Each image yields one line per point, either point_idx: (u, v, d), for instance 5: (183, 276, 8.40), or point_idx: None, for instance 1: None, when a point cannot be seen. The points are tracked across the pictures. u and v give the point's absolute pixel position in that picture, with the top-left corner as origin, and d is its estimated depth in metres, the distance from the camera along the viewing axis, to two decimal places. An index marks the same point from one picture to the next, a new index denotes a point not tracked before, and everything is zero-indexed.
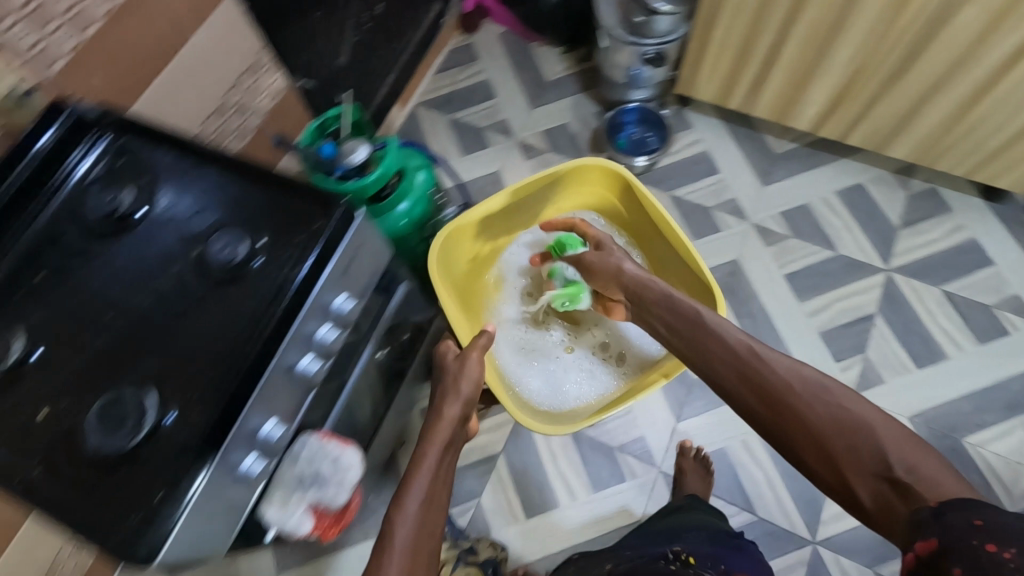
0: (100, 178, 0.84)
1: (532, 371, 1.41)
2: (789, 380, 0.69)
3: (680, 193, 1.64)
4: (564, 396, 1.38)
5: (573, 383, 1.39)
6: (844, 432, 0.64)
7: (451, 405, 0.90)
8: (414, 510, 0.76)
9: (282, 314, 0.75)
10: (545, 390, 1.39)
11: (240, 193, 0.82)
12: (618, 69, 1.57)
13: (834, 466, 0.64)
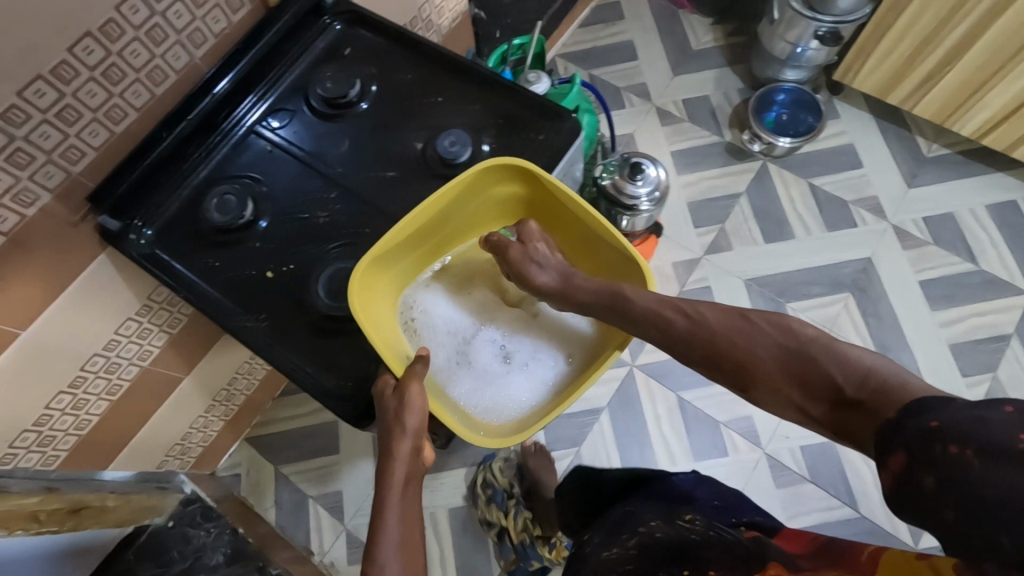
0: (334, 65, 0.87)
1: (473, 363, 0.95)
2: (711, 333, 0.67)
3: (818, 182, 1.60)
4: (517, 395, 0.93)
5: (499, 383, 0.94)
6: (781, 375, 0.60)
7: (405, 435, 0.70)
8: (394, 487, 0.67)
9: None
10: (494, 393, 0.94)
11: (467, 97, 0.85)
12: (784, 44, 1.53)
13: (770, 388, 0.61)
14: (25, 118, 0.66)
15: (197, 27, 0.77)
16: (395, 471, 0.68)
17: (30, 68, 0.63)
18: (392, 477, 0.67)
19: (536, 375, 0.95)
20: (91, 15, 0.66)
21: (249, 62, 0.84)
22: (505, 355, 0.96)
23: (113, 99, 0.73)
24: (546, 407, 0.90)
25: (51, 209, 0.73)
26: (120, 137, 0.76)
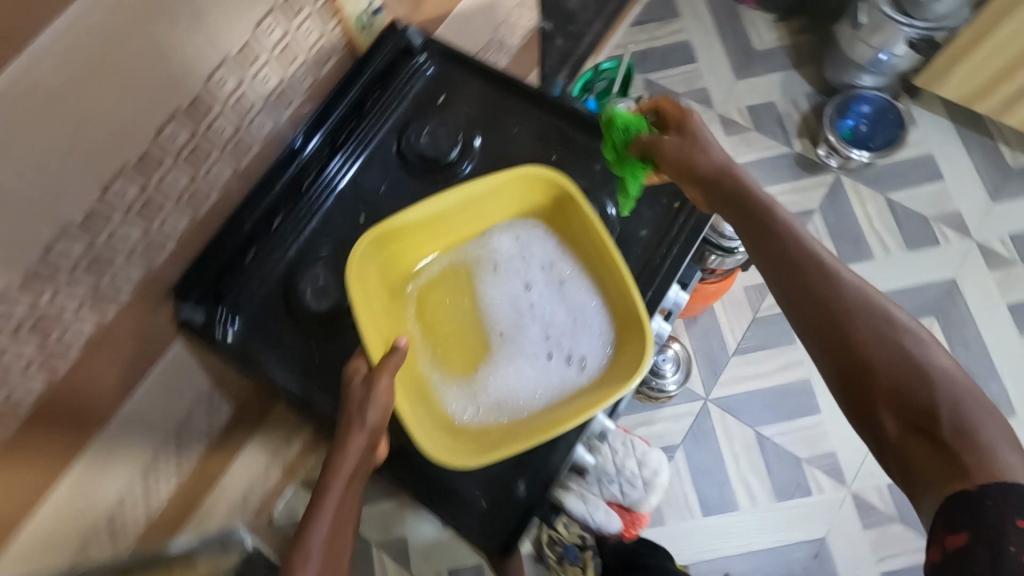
0: (431, 116, 0.76)
1: (465, 345, 0.70)
2: (826, 271, 0.56)
3: (896, 197, 1.50)
4: (513, 395, 0.68)
5: (496, 377, 0.68)
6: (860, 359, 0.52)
7: (359, 430, 0.58)
8: (336, 491, 0.58)
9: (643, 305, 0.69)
10: (487, 389, 0.68)
11: (588, 155, 0.75)
12: (867, 50, 1.42)
13: (871, 390, 0.52)
14: (106, 222, 0.57)
15: (285, 87, 0.68)
16: (343, 468, 0.58)
17: (116, 163, 0.55)
18: (337, 469, 0.58)
19: (548, 371, 0.68)
20: (178, 95, 0.57)
21: (336, 121, 0.75)
22: (513, 337, 0.70)
23: (197, 181, 0.64)
24: (546, 418, 0.64)
25: (131, 307, 0.65)
26: (202, 219, 0.67)
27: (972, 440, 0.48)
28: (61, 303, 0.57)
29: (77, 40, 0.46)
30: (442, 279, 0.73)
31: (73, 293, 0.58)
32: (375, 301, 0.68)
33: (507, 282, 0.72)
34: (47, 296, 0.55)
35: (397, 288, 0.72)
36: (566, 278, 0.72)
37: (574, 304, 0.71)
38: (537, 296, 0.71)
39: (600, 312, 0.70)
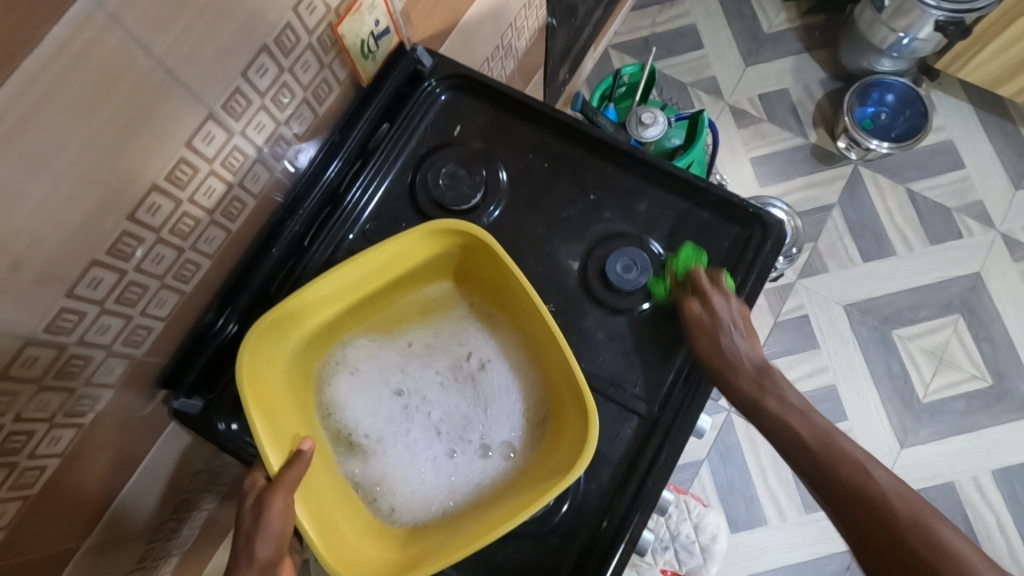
0: (446, 154, 0.66)
1: (362, 440, 0.61)
2: (805, 404, 0.54)
3: (917, 188, 1.44)
4: (432, 490, 0.61)
5: (402, 476, 0.61)
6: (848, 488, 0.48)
7: (247, 572, 0.49)
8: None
9: (696, 365, 0.61)
10: (390, 490, 0.61)
11: (632, 189, 0.65)
12: (890, 33, 1.33)
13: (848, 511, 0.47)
14: (78, 319, 0.47)
15: (281, 134, 0.58)
16: None
17: (85, 254, 0.45)
18: None
19: (459, 468, 0.61)
20: (154, 163, 0.46)
21: (339, 166, 0.65)
22: (417, 430, 0.62)
23: (185, 255, 0.54)
24: (462, 525, 0.57)
25: (115, 406, 0.55)
26: (192, 295, 0.57)
27: (944, 563, 0.42)
28: (29, 420, 0.47)
29: (21, 121, 0.36)
30: (341, 360, 0.63)
31: (42, 407, 0.48)
32: (275, 391, 0.57)
33: (407, 365, 0.63)
34: (10, 417, 0.46)
35: (301, 367, 0.61)
36: (475, 356, 0.64)
37: (485, 386, 0.63)
38: (441, 378, 0.63)
39: (524, 382, 0.64)
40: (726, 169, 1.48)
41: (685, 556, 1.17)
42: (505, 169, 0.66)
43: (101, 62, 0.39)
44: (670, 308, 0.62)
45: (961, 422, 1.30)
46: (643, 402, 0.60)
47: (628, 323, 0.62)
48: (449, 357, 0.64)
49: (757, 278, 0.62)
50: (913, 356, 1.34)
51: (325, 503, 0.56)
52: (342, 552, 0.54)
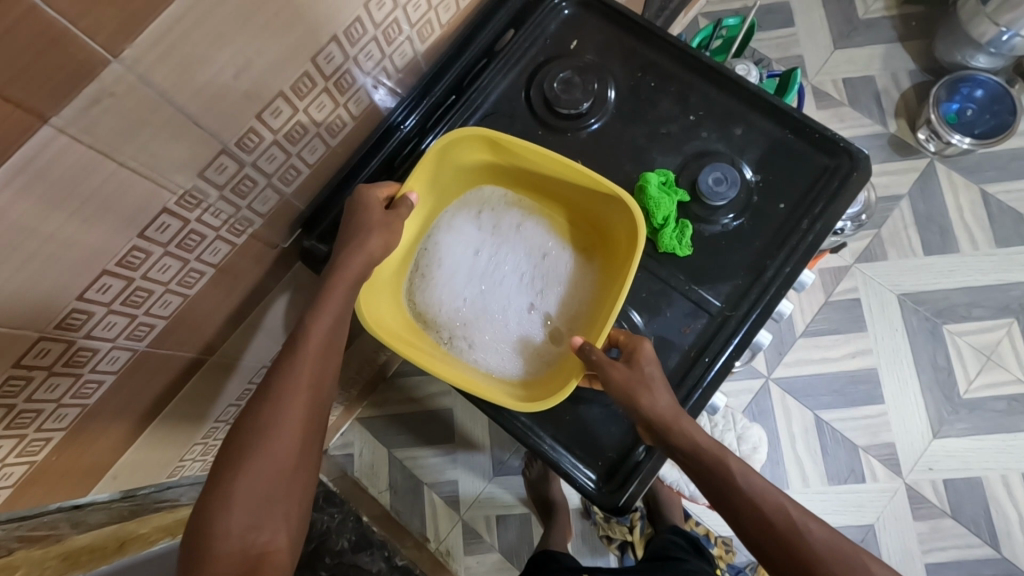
0: (561, 63, 0.72)
1: (430, 282, 0.67)
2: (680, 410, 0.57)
3: (992, 189, 1.43)
4: (475, 340, 0.65)
5: (471, 306, 0.66)
6: (782, 534, 0.51)
7: None
8: None
9: (753, 279, 0.66)
10: (435, 297, 0.66)
11: (730, 116, 0.70)
12: (991, 28, 1.33)
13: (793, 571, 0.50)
14: (257, 142, 0.55)
15: (429, 18, 0.64)
16: None
17: (277, 84, 0.52)
18: None
19: (482, 344, 0.65)
20: (338, 16, 0.53)
21: (466, 62, 0.71)
22: (486, 289, 0.67)
23: (338, 110, 0.61)
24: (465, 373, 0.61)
25: (260, 235, 0.64)
26: (334, 149, 0.65)
27: None
28: (205, 224, 0.56)
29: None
30: (454, 206, 0.68)
31: (215, 216, 0.56)
32: (429, 183, 0.63)
33: (501, 232, 0.68)
34: (195, 216, 0.54)
35: (455, 179, 0.66)
36: (548, 284, 0.67)
37: (543, 307, 0.67)
38: (517, 278, 0.67)
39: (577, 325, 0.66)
40: None
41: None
42: (614, 86, 0.72)
43: None
44: (748, 224, 0.67)
45: (1000, 422, 1.32)
46: (717, 304, 0.66)
47: (710, 233, 0.68)
48: (538, 257, 0.68)
49: (836, 207, 0.66)
50: (960, 352, 1.35)
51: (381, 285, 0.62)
52: (382, 314, 0.61)
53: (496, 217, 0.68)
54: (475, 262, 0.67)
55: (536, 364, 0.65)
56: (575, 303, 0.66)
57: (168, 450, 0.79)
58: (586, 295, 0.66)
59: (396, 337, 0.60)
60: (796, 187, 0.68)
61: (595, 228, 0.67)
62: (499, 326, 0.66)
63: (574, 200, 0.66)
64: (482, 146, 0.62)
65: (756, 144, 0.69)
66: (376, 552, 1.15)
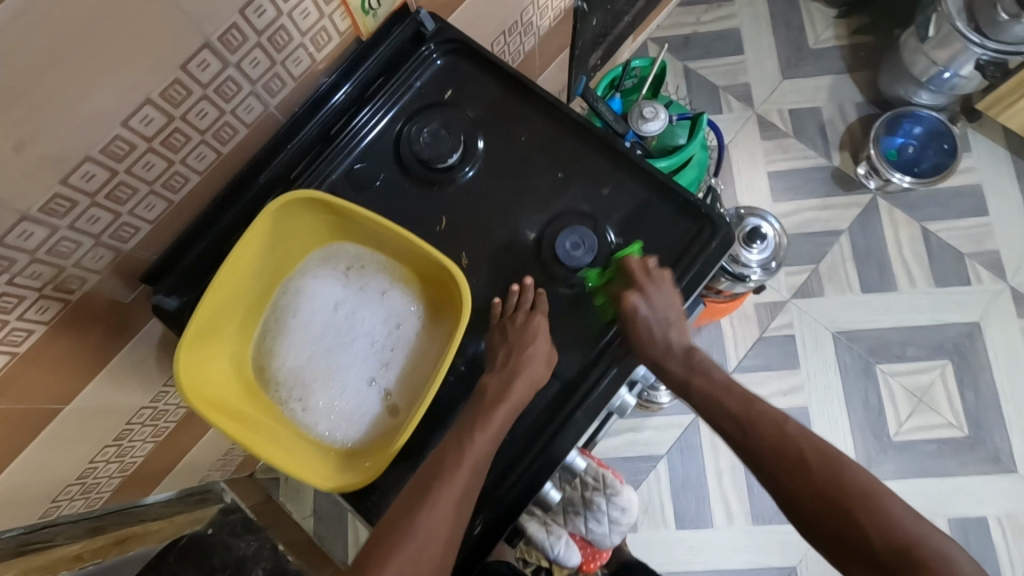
0: (432, 115, 0.71)
1: (276, 340, 0.65)
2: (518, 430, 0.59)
3: (933, 226, 1.41)
4: (312, 404, 0.64)
5: (315, 368, 0.64)
6: (830, 493, 0.54)
7: None
8: None
9: (607, 343, 0.66)
10: (282, 357, 0.65)
11: (599, 176, 0.70)
12: (929, 66, 1.32)
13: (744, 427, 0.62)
14: (70, 205, 0.53)
15: (276, 72, 0.61)
16: None
17: (79, 150, 0.50)
18: None
19: (318, 407, 0.63)
20: (146, 80, 0.51)
21: (333, 109, 0.69)
22: (333, 349, 0.65)
23: (174, 167, 0.59)
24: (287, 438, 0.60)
25: (99, 290, 0.62)
26: (180, 205, 0.63)
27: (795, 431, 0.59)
28: (20, 286, 0.54)
29: (45, 18, 0.41)
30: (316, 261, 0.66)
31: (32, 277, 0.54)
32: (273, 243, 0.61)
33: (362, 294, 0.66)
34: (4, 279, 0.52)
35: (308, 237, 0.64)
36: (397, 351, 0.65)
37: (385, 377, 0.65)
38: (365, 341, 0.65)
39: (416, 395, 0.64)
40: (743, 178, 1.47)
41: (593, 525, 0.85)
42: (484, 138, 0.71)
43: (41, 41, 0.42)
44: (613, 286, 0.67)
45: (930, 465, 1.30)
46: (569, 369, 0.66)
47: (571, 294, 0.68)
48: (389, 321, 0.66)
49: (695, 274, 0.67)
50: (892, 393, 1.34)
51: (216, 346, 0.61)
52: (212, 373, 0.60)
53: (359, 278, 0.66)
54: (325, 323, 0.65)
55: (371, 436, 0.63)
56: (420, 372, 0.64)
57: (33, 494, 0.75)
58: (429, 365, 0.64)
59: (220, 397, 0.59)
60: (660, 251, 0.67)
61: (442, 294, 0.65)
62: (337, 390, 0.64)
63: (420, 264, 0.64)
64: (322, 205, 0.60)
65: (624, 204, 0.69)
66: None
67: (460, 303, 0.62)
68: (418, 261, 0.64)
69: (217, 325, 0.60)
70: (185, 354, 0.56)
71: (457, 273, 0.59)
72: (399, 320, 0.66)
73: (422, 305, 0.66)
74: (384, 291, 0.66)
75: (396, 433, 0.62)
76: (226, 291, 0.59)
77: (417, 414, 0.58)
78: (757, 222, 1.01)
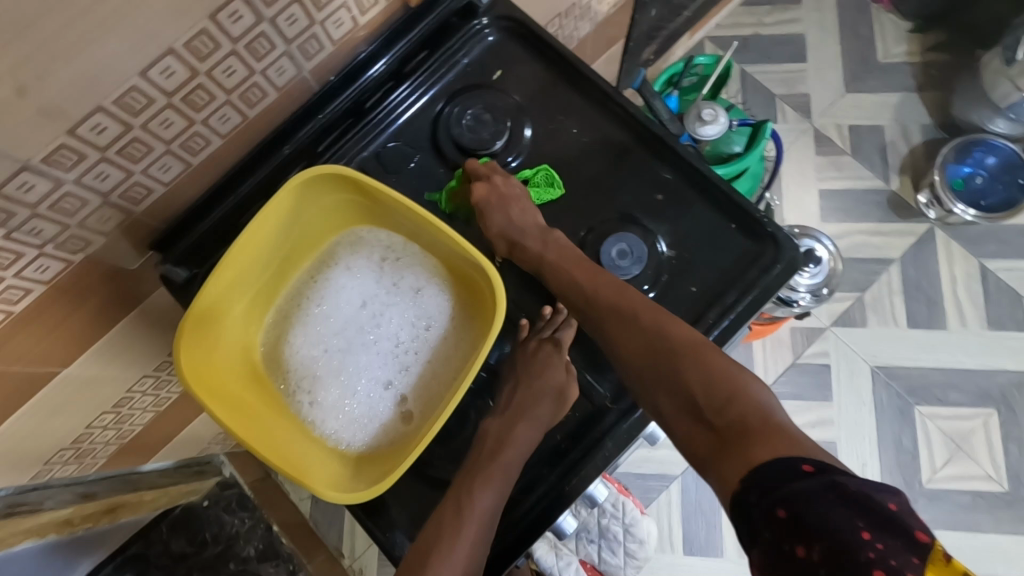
0: (478, 96, 0.65)
1: (291, 326, 0.60)
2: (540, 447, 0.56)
3: (992, 265, 1.32)
4: (322, 400, 0.59)
5: (329, 362, 0.59)
6: (655, 343, 0.53)
7: None
8: None
9: None
10: (294, 345, 0.60)
11: (653, 180, 0.64)
12: (1012, 91, 1.22)
13: (678, 384, 0.51)
14: (79, 159, 0.48)
15: (315, 33, 0.56)
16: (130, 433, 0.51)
17: (92, 98, 0.45)
18: None
19: (327, 403, 0.59)
20: (170, 27, 0.45)
21: (370, 81, 0.63)
22: (351, 344, 0.60)
23: (195, 127, 0.54)
24: (290, 434, 0.56)
25: (106, 253, 0.57)
26: (197, 168, 0.58)
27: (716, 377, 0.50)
28: (18, 242, 0.49)
29: None
30: (345, 247, 0.61)
31: (32, 233, 0.49)
32: (296, 221, 0.56)
33: (392, 289, 0.61)
34: (1, 233, 0.47)
35: (338, 218, 0.59)
36: (419, 355, 0.60)
37: (402, 381, 0.59)
38: (386, 338, 0.60)
39: (435, 402, 0.58)
40: (790, 193, 1.38)
41: (607, 555, 0.84)
42: (531, 126, 0.66)
43: None
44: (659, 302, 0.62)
45: (962, 519, 1.22)
46: (603, 394, 0.61)
47: None
48: (416, 320, 0.60)
49: (752, 300, 0.60)
50: (929, 438, 1.25)
51: (223, 325, 0.56)
52: (217, 353, 0.55)
53: (393, 272, 0.60)
54: (345, 315, 0.60)
55: (380, 443, 0.58)
56: (442, 377, 0.59)
57: (25, 455, 0.72)
58: (453, 372, 0.59)
59: (222, 381, 0.54)
60: (713, 269, 0.61)
61: (476, 297, 0.59)
62: (351, 389, 0.59)
63: (456, 261, 0.58)
64: (354, 184, 0.55)
65: (680, 214, 0.63)
66: (282, 565, 1.07)
67: (494, 304, 0.56)
68: (454, 257, 0.58)
69: (226, 301, 0.55)
70: (188, 334, 0.51)
71: (493, 270, 0.53)
72: (428, 321, 0.60)
73: (453, 306, 0.60)
74: (415, 287, 0.60)
75: (408, 442, 0.57)
76: (240, 270, 0.54)
77: (435, 425, 0.52)
78: (813, 244, 0.93)
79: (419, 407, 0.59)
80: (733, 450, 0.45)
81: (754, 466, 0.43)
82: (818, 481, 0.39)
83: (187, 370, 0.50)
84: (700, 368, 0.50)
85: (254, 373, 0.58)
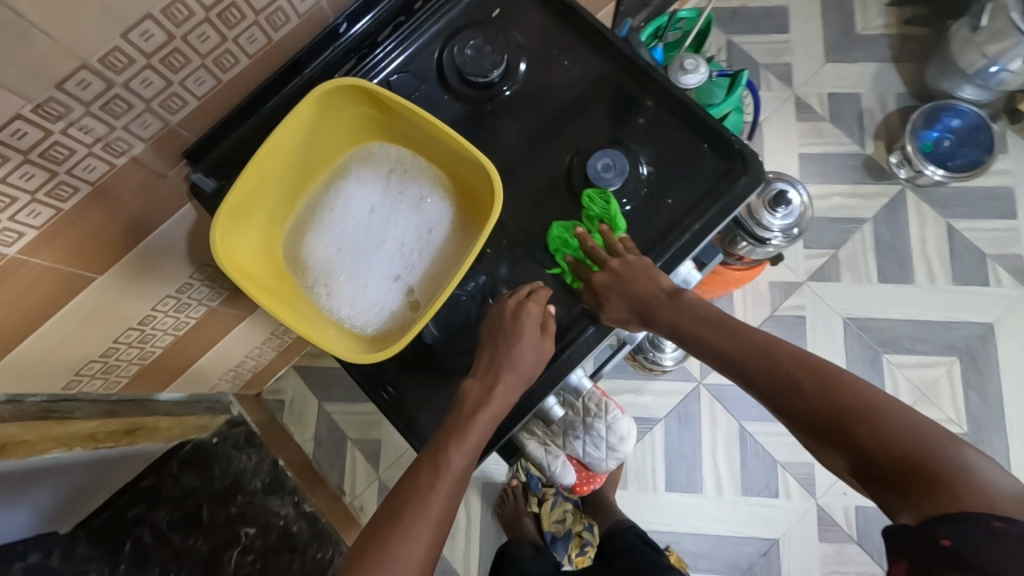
0: (478, 30, 0.72)
1: (309, 229, 0.67)
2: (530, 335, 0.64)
3: (959, 225, 1.40)
4: (338, 292, 0.66)
5: (344, 260, 0.66)
6: (823, 404, 0.54)
7: None
8: None
9: None
10: (312, 246, 0.67)
11: (636, 107, 0.71)
12: (979, 58, 1.30)
13: (841, 436, 0.53)
14: (128, 64, 0.55)
15: None
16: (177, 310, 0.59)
17: (143, 6, 0.52)
18: None
19: (343, 294, 0.66)
20: None
21: (381, 14, 0.70)
22: (363, 245, 0.67)
23: (227, 44, 0.61)
24: (310, 317, 0.63)
25: (145, 159, 0.64)
26: (226, 85, 0.65)
27: (888, 430, 0.50)
28: (73, 138, 0.55)
29: None
30: (358, 160, 0.68)
31: (84, 131, 0.56)
32: (317, 130, 0.63)
33: (400, 197, 0.68)
34: (59, 127, 0.54)
35: (352, 132, 0.66)
36: (424, 255, 0.67)
37: (409, 276, 0.67)
38: (394, 239, 0.67)
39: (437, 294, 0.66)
40: (772, 157, 1.46)
41: (591, 449, 0.92)
42: (526, 60, 0.73)
43: None
44: (638, 216, 0.70)
45: None
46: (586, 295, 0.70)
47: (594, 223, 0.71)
48: (421, 225, 0.68)
49: (719, 211, 0.68)
50: (897, 386, 1.34)
51: (252, 221, 0.63)
52: (246, 245, 0.62)
53: (400, 183, 0.68)
54: (359, 220, 0.67)
55: (389, 328, 0.65)
56: (443, 272, 0.66)
57: (61, 361, 0.79)
58: (453, 268, 0.66)
59: (251, 268, 0.61)
60: (687, 186, 0.69)
61: (474, 203, 0.67)
62: (363, 284, 0.66)
63: (457, 169, 0.65)
64: (368, 96, 0.61)
65: (658, 138, 0.70)
66: (287, 496, 1.18)
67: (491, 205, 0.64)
68: (455, 166, 0.65)
69: (255, 200, 0.62)
70: (223, 221, 0.58)
71: (492, 170, 0.60)
72: (432, 225, 0.68)
73: (453, 212, 0.68)
74: (420, 194, 0.68)
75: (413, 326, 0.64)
76: (268, 171, 0.61)
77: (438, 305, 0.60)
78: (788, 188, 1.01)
79: (423, 298, 0.66)
80: (917, 502, 0.47)
81: (936, 517, 0.46)
82: (1011, 535, 0.43)
83: (222, 253, 0.57)
84: (861, 420, 0.52)
85: (277, 267, 0.66)
